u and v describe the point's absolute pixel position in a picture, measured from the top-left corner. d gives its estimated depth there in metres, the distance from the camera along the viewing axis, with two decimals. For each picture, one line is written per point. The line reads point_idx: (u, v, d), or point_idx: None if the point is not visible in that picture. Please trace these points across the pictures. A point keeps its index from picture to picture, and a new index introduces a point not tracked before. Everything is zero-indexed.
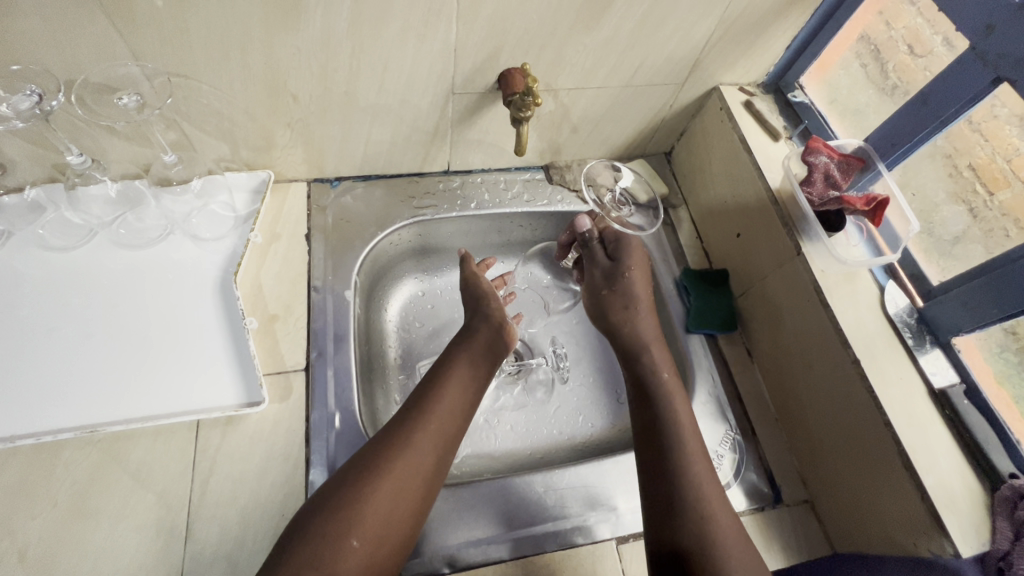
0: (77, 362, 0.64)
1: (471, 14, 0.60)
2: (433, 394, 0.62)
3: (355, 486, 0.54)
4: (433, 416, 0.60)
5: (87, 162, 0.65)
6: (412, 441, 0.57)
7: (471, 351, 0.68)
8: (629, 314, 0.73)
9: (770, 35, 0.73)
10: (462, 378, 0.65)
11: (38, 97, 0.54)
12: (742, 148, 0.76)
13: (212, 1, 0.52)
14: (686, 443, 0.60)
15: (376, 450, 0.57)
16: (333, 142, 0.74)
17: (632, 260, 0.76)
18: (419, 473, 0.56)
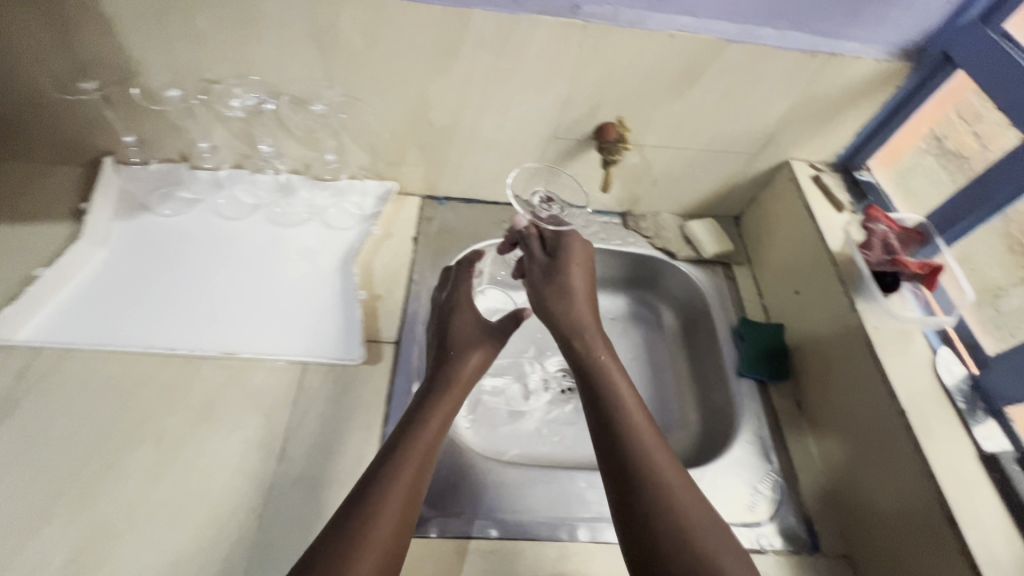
0: (228, 304, 0.80)
1: (582, 75, 0.75)
2: (394, 458, 0.59)
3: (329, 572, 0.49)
4: (396, 479, 0.57)
5: (273, 153, 0.87)
6: (383, 505, 0.55)
7: (435, 413, 0.65)
8: (566, 305, 0.75)
9: (841, 120, 0.83)
10: (429, 435, 0.62)
11: (260, 99, 0.77)
12: (807, 214, 0.83)
13: (394, 47, 0.71)
14: (653, 457, 0.58)
15: (348, 529, 0.52)
16: (450, 166, 0.90)
17: (570, 257, 0.78)
18: (399, 508, 0.55)
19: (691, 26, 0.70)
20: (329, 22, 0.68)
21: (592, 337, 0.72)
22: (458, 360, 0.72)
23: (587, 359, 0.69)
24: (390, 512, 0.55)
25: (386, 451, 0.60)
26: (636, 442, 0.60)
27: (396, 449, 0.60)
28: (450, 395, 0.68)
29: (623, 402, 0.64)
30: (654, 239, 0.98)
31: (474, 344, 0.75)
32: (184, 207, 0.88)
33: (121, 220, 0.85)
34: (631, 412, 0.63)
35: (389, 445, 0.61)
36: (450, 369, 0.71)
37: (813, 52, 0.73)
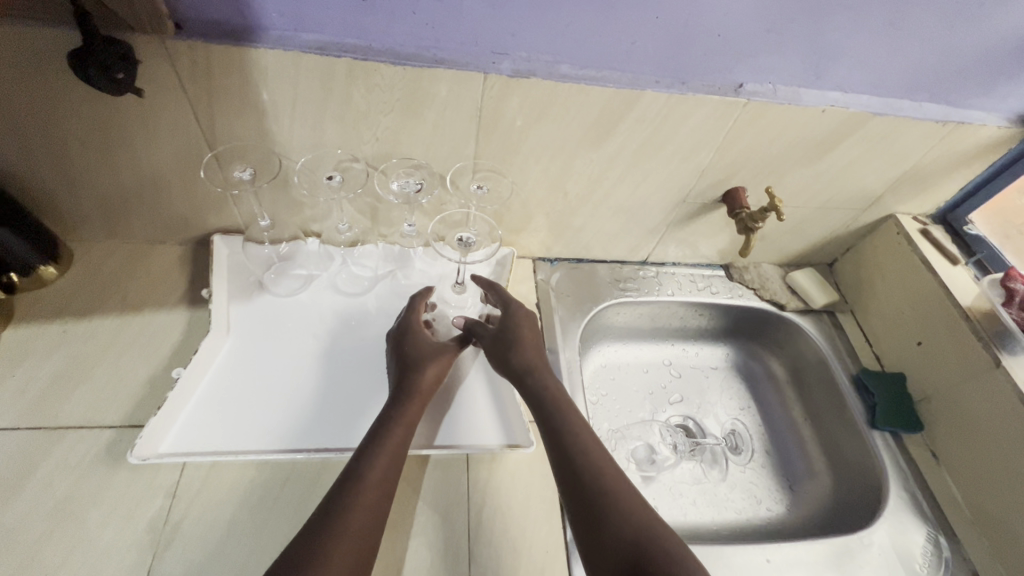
0: (355, 396, 0.74)
1: (728, 146, 0.76)
2: (353, 480, 0.57)
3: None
4: (359, 491, 0.56)
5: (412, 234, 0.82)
6: (341, 530, 0.53)
7: (396, 429, 0.64)
8: (511, 346, 0.73)
9: (950, 178, 0.87)
10: (391, 451, 0.61)
11: (418, 188, 0.71)
12: (924, 267, 0.87)
13: (554, 126, 0.70)
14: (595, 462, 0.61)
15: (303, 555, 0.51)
16: (572, 229, 0.89)
17: (518, 309, 0.78)
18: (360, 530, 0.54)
19: (843, 101, 0.72)
20: (496, 105, 0.67)
21: (540, 370, 0.71)
22: (414, 374, 0.70)
23: (541, 394, 0.68)
24: (351, 534, 0.53)
25: (346, 472, 0.58)
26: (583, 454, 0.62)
27: (352, 471, 0.59)
28: (411, 412, 0.66)
29: (576, 431, 0.64)
30: (760, 290, 0.99)
31: (430, 361, 0.72)
32: (299, 284, 0.83)
33: (237, 302, 0.79)
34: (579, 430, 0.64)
35: (350, 465, 0.59)
36: (406, 386, 0.69)
37: (946, 121, 0.76)
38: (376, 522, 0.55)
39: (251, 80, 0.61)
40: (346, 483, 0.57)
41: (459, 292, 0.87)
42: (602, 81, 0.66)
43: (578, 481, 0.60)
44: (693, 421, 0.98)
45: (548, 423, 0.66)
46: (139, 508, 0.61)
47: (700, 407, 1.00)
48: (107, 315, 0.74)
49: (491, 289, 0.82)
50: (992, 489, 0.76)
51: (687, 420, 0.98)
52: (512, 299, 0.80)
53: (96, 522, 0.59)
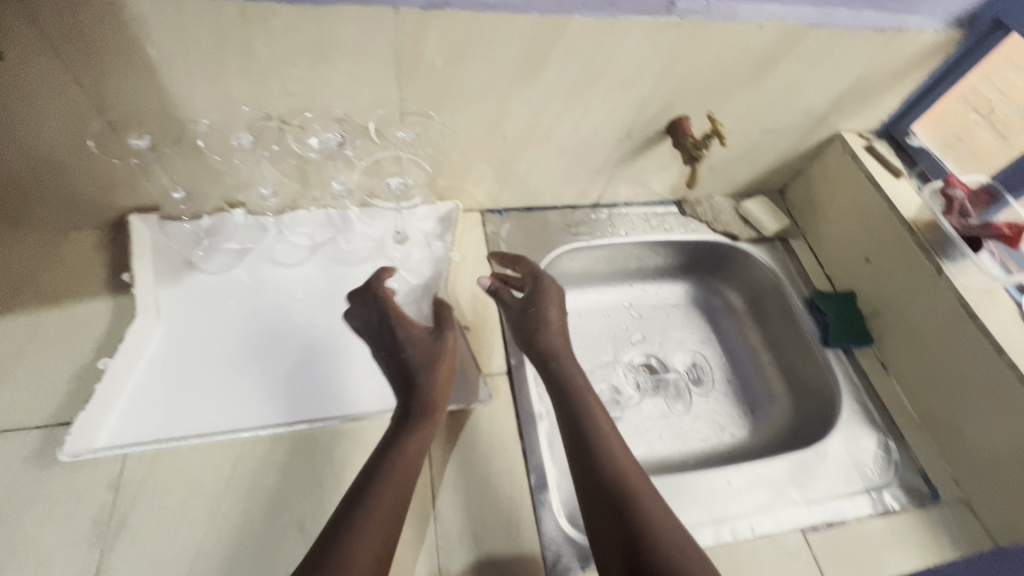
0: (304, 368, 0.72)
1: (666, 73, 0.73)
2: (373, 483, 0.55)
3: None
4: (379, 495, 0.54)
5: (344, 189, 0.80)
6: (359, 548, 0.50)
7: (417, 431, 0.60)
8: (540, 333, 0.71)
9: (893, 88, 0.86)
10: (411, 458, 0.58)
11: (341, 139, 0.71)
12: (870, 183, 0.87)
13: (480, 62, 0.65)
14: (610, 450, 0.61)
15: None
16: (517, 176, 0.86)
17: (544, 288, 0.75)
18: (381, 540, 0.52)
19: (780, 14, 0.69)
20: (413, 44, 0.61)
21: (567, 360, 0.70)
22: (422, 379, 0.64)
23: (568, 390, 0.67)
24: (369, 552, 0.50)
25: (367, 481, 0.55)
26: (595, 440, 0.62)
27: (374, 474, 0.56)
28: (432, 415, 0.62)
29: (601, 430, 0.63)
30: (713, 223, 0.99)
31: (431, 361, 0.65)
32: (233, 258, 0.78)
33: (167, 285, 0.74)
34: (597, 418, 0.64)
35: (371, 474, 0.56)
36: (419, 394, 0.63)
37: (884, 28, 0.74)
38: (394, 538, 0.53)
39: (131, 33, 0.54)
40: (366, 494, 0.54)
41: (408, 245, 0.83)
42: (525, 8, 0.61)
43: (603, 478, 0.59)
44: (656, 358, 0.99)
45: (571, 420, 0.64)
46: (80, 505, 0.58)
47: (662, 343, 1.01)
48: (20, 312, 0.69)
49: (520, 261, 0.79)
50: (936, 389, 0.79)
51: (649, 357, 0.99)
52: (543, 271, 0.78)
53: (34, 526, 0.56)
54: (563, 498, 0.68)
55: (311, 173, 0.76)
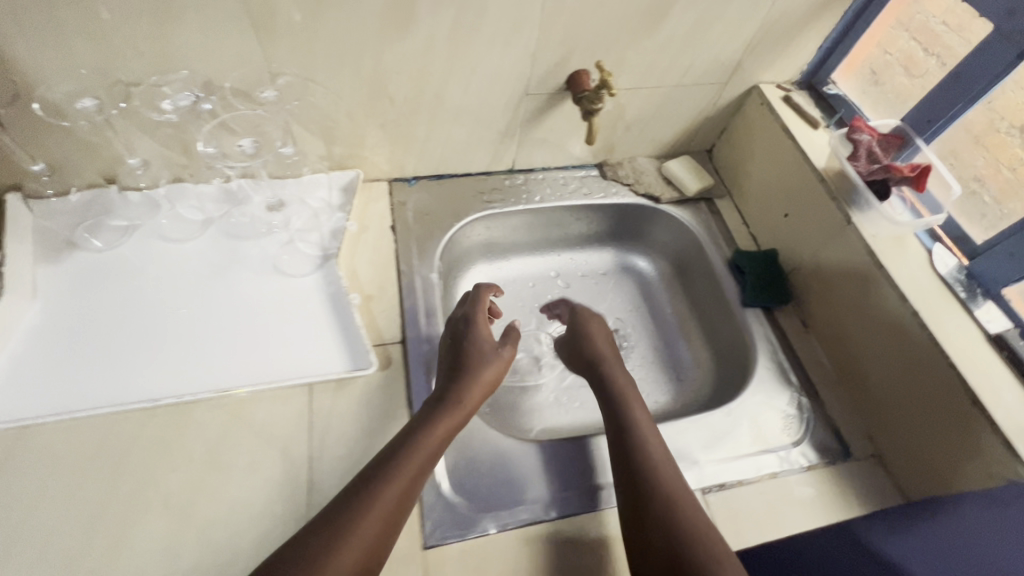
0: (187, 341, 0.69)
1: (550, 22, 0.70)
2: (397, 457, 0.55)
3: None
4: (399, 473, 0.54)
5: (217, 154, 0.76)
6: (352, 535, 0.49)
7: (445, 420, 0.60)
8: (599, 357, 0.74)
9: (807, 33, 0.82)
10: (431, 450, 0.57)
11: (195, 97, 0.67)
12: (785, 135, 0.84)
13: (341, 14, 0.62)
14: (657, 465, 0.60)
15: (305, 553, 0.47)
16: (417, 141, 0.83)
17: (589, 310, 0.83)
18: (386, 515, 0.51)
19: None
20: None
21: (622, 379, 0.71)
22: (478, 365, 0.66)
23: (618, 400, 0.68)
24: (361, 540, 0.49)
25: (375, 467, 0.55)
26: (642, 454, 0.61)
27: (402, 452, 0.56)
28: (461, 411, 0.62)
29: (646, 443, 0.62)
30: (635, 185, 0.96)
31: (488, 361, 0.67)
32: (120, 235, 0.76)
33: (46, 265, 0.72)
34: (646, 432, 0.64)
35: (381, 460, 0.55)
36: (463, 375, 0.64)
37: None
38: (389, 532, 0.52)
39: None
40: (368, 479, 0.53)
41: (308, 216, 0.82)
42: None
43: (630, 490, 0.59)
44: None
45: (610, 428, 0.66)
46: None
47: (587, 311, 0.98)
48: None
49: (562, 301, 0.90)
50: (851, 345, 0.76)
51: None
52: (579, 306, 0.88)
53: None
54: (448, 464, 0.65)
55: (191, 143, 0.73)
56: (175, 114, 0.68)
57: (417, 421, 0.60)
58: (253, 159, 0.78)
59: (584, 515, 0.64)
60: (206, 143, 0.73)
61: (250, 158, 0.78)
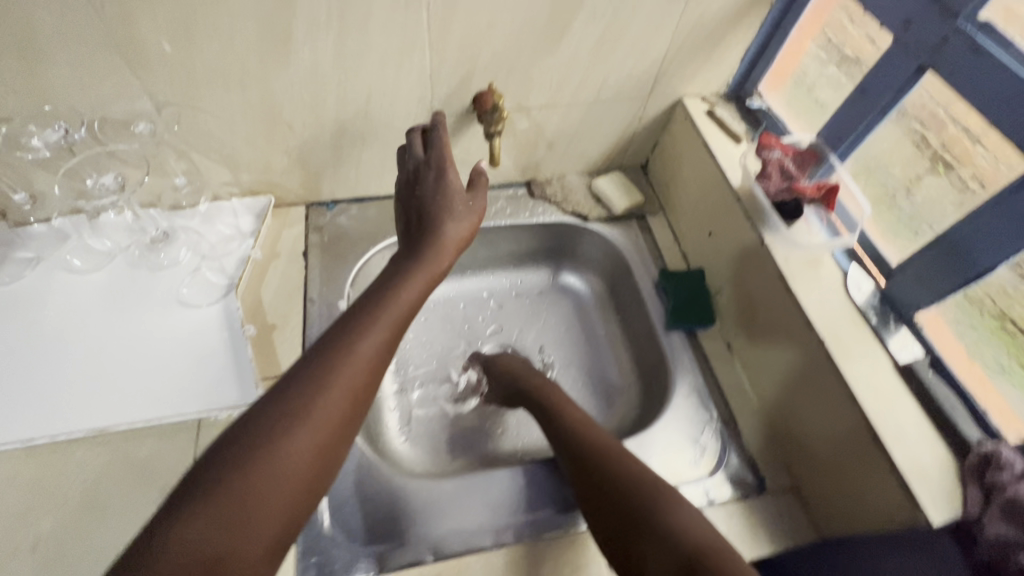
0: (79, 377, 0.68)
1: (440, 44, 0.68)
2: (353, 333, 0.50)
3: (243, 470, 0.41)
4: (358, 354, 0.49)
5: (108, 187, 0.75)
6: (321, 401, 0.46)
7: (415, 279, 0.57)
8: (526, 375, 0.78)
9: (726, 44, 0.79)
10: (403, 307, 0.54)
11: (64, 131, 0.65)
12: (706, 151, 0.80)
13: (214, 43, 0.61)
14: (610, 450, 0.61)
15: (269, 417, 0.44)
16: (327, 166, 0.81)
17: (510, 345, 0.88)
18: (349, 394, 0.48)
19: None
20: (127, 30, 0.58)
21: (553, 390, 0.75)
22: (434, 219, 0.62)
23: (553, 407, 0.71)
24: (333, 403, 0.46)
25: (346, 321, 0.52)
26: (592, 445, 0.63)
27: (354, 330, 0.51)
28: (437, 262, 0.60)
29: (590, 432, 0.64)
30: (563, 204, 0.93)
31: (453, 217, 0.63)
32: (23, 267, 0.75)
33: None
34: (589, 426, 0.66)
35: (350, 314, 0.53)
36: (426, 238, 0.61)
37: None
38: (368, 394, 0.49)
39: None
40: (337, 336, 0.50)
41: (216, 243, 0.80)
42: None
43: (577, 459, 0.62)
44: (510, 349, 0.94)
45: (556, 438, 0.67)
46: None
47: (519, 333, 0.96)
48: None
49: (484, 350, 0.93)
50: (769, 371, 0.72)
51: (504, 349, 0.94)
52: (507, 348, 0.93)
53: None
54: (334, 502, 0.64)
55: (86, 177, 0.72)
56: (46, 148, 0.66)
57: (390, 280, 0.57)
58: (119, 193, 0.75)
59: (469, 557, 0.62)
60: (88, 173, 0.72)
61: (116, 192, 0.75)
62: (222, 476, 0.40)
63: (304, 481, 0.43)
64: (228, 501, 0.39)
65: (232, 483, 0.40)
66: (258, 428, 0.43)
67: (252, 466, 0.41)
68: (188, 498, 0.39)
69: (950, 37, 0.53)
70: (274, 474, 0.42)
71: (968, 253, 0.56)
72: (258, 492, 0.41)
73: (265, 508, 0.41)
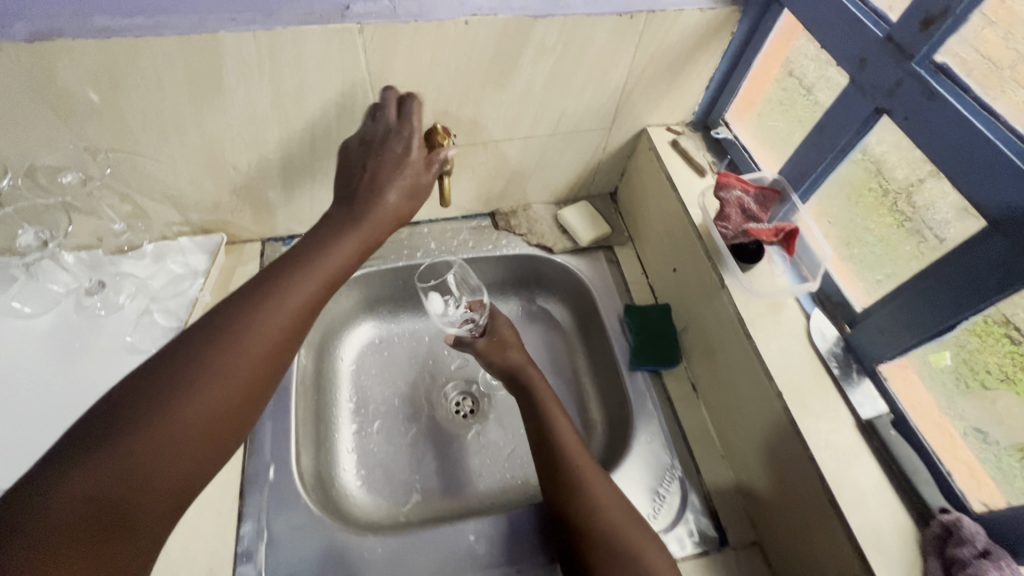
0: (20, 429, 0.65)
1: (383, 83, 0.65)
2: (272, 293, 0.51)
3: (147, 416, 0.42)
4: (273, 315, 0.50)
5: (34, 241, 0.72)
6: (223, 361, 0.47)
7: (348, 239, 0.55)
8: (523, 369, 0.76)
9: (687, 74, 0.76)
10: (332, 266, 0.54)
11: None
12: (669, 185, 0.77)
13: (141, 90, 0.59)
14: (593, 484, 0.62)
15: (177, 364, 0.46)
16: (278, 204, 0.79)
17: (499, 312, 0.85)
18: (256, 359, 0.48)
19: (488, 8, 0.61)
20: (48, 80, 0.56)
21: (546, 395, 0.72)
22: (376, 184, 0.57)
23: (543, 417, 0.69)
24: (243, 357, 0.48)
25: (269, 277, 0.52)
26: (572, 473, 0.63)
27: (276, 289, 0.51)
28: (375, 229, 0.57)
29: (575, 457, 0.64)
30: (528, 236, 0.90)
31: (391, 177, 0.58)
32: None
33: None
34: (572, 447, 0.65)
35: (273, 269, 0.53)
36: (364, 194, 0.57)
37: (630, 12, 0.64)
38: (282, 355, 0.51)
39: None
40: (258, 292, 0.51)
41: (167, 283, 0.77)
42: (156, 29, 0.54)
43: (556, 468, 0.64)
44: (477, 384, 0.91)
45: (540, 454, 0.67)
46: None
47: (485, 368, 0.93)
48: None
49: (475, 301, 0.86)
50: (733, 418, 0.69)
51: (470, 385, 0.91)
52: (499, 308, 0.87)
53: None
54: (274, 561, 0.62)
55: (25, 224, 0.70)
56: None
57: (320, 237, 0.56)
58: (43, 251, 0.72)
59: None
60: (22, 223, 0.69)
61: (38, 250, 0.72)
62: (124, 422, 0.42)
63: (208, 432, 0.45)
64: (122, 454, 0.40)
65: (136, 430, 0.41)
66: (165, 377, 0.45)
67: (156, 414, 0.43)
68: (89, 439, 0.40)
69: (904, 80, 0.50)
70: (166, 436, 0.42)
71: (930, 310, 0.52)
72: (159, 440, 0.42)
73: (168, 457, 0.42)
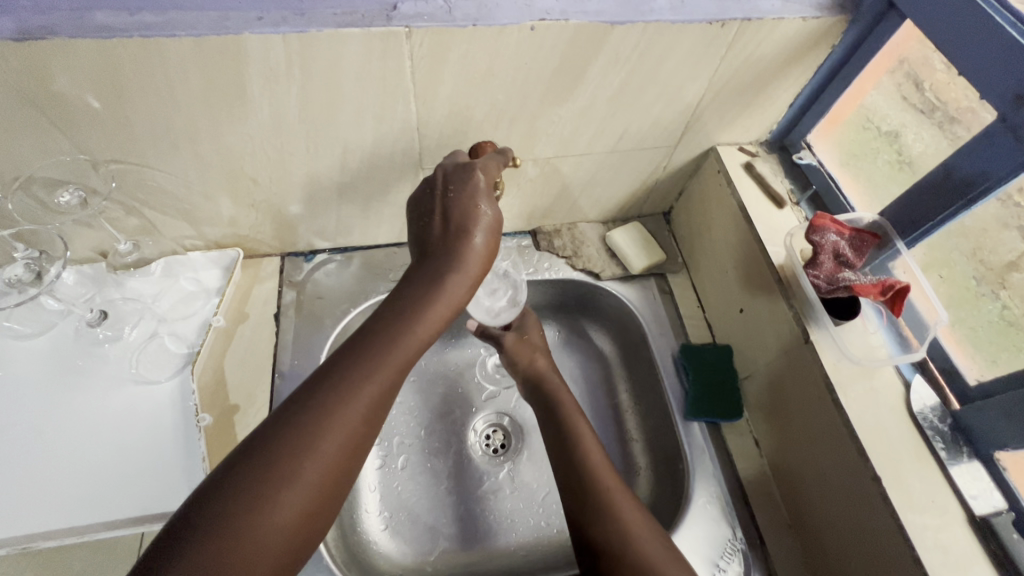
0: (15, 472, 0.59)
1: (430, 95, 0.56)
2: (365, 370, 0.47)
3: (219, 558, 0.37)
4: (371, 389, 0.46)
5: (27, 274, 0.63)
6: (317, 447, 0.42)
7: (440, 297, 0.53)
8: (553, 383, 0.69)
9: (772, 90, 0.66)
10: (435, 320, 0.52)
11: None
12: (742, 215, 0.68)
13: (153, 97, 0.51)
14: (620, 507, 0.54)
15: (269, 460, 0.41)
16: (301, 220, 0.71)
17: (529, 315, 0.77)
18: (352, 436, 0.44)
19: (558, 11, 0.52)
20: (41, 85, 0.47)
21: (568, 411, 0.65)
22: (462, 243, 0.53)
23: (565, 432, 0.63)
24: (322, 462, 0.42)
25: (350, 358, 0.47)
26: (597, 493, 0.56)
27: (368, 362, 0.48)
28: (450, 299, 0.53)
29: (598, 475, 0.57)
30: (573, 259, 0.81)
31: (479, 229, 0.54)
32: None
33: None
34: (597, 467, 0.58)
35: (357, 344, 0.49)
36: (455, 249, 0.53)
37: (722, 20, 0.55)
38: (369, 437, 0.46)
39: None
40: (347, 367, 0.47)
41: (178, 304, 0.70)
42: (168, 28, 0.46)
43: (571, 480, 0.58)
44: (508, 417, 0.84)
45: (560, 471, 0.60)
46: None
47: (517, 399, 0.85)
48: None
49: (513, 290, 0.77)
50: (805, 487, 0.61)
51: (502, 417, 0.84)
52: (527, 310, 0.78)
53: None
54: None
55: (20, 242, 0.62)
56: None
57: (391, 315, 0.51)
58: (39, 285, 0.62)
59: None
60: (13, 244, 0.61)
61: (32, 284, 0.62)
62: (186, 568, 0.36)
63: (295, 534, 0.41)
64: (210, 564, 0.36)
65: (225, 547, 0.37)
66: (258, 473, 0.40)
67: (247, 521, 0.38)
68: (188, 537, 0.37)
69: None
70: (262, 539, 0.39)
71: None
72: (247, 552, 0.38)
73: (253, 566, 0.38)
